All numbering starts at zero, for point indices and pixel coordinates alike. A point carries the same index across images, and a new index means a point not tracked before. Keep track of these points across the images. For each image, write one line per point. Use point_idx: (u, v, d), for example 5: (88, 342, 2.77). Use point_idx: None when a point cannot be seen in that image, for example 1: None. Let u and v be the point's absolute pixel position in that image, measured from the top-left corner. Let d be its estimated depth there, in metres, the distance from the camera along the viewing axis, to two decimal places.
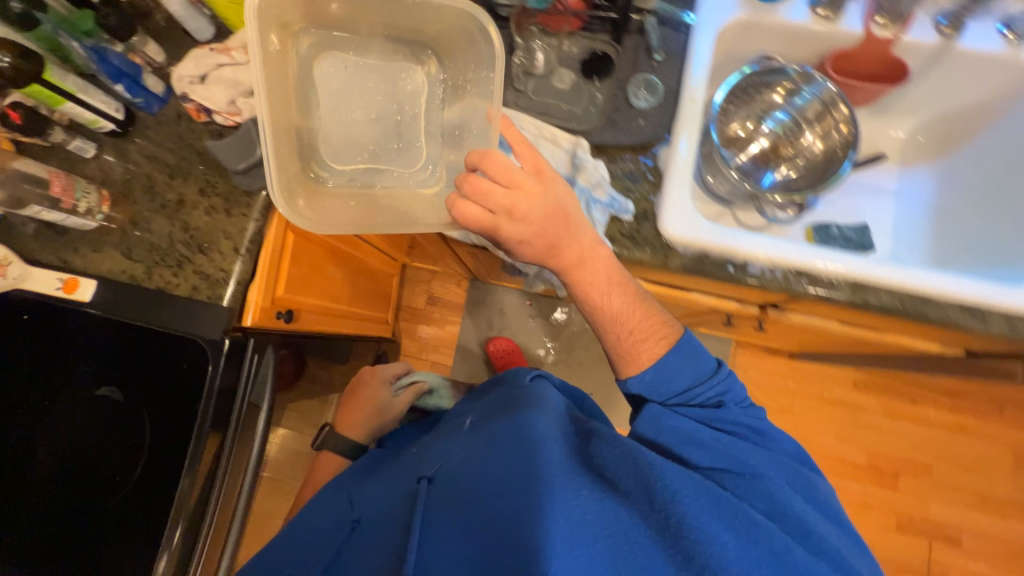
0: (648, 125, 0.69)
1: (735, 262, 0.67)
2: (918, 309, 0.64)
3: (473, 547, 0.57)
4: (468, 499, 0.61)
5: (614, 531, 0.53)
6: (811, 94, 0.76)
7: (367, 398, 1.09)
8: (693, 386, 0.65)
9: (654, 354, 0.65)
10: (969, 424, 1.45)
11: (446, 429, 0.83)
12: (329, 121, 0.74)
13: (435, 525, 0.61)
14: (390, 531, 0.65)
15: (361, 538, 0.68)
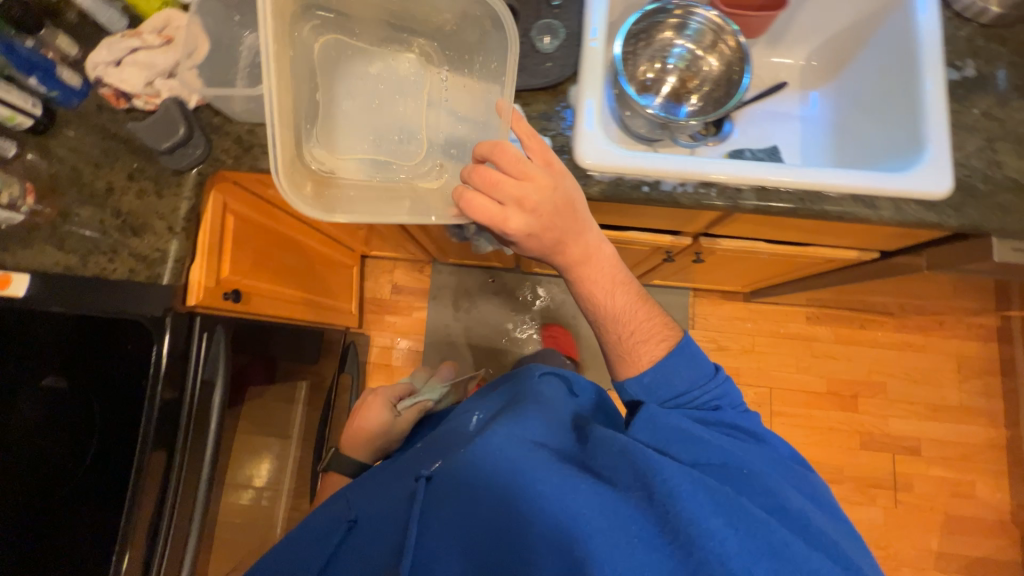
0: (556, 66, 0.74)
1: (648, 183, 0.71)
2: (813, 202, 0.70)
3: (477, 548, 0.59)
4: (466, 501, 0.62)
5: (611, 526, 0.55)
6: (695, 22, 0.82)
7: (373, 422, 1.06)
8: (690, 390, 0.69)
9: (654, 353, 0.71)
10: (913, 340, 1.55)
11: (450, 432, 0.85)
12: (330, 110, 0.73)
13: (437, 526, 0.62)
14: (391, 539, 0.67)
15: (363, 545, 0.70)
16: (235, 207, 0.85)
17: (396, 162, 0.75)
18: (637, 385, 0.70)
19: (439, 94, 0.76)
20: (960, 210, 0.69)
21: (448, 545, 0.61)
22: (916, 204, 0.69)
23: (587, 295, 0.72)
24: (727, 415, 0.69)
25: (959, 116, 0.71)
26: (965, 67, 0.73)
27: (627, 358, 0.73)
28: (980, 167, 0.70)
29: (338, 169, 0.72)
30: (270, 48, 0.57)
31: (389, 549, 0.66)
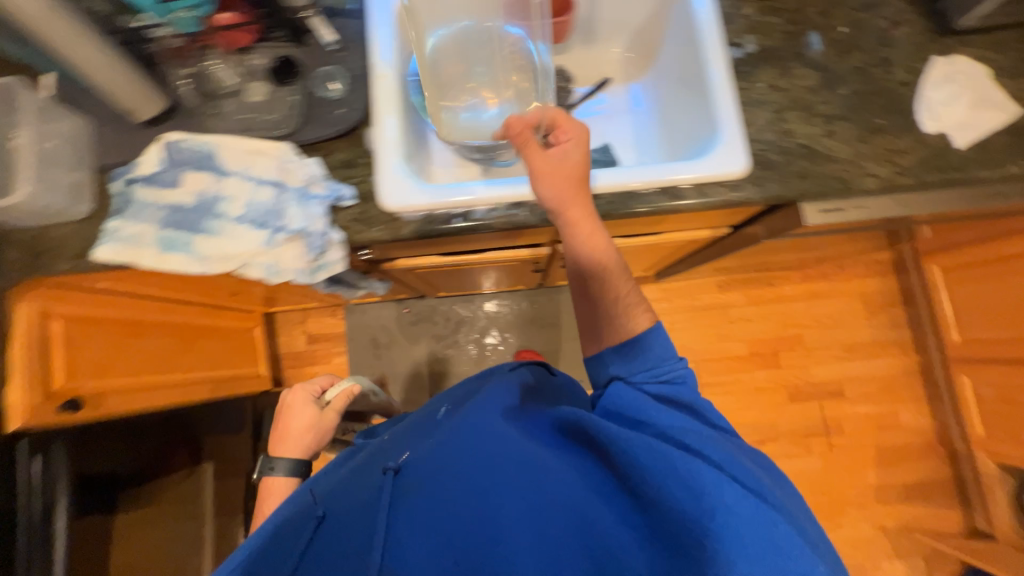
0: (347, 111, 0.73)
1: (458, 214, 0.70)
2: (622, 205, 0.70)
3: (450, 537, 0.51)
4: (450, 483, 0.55)
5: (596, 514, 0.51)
6: (476, 42, 0.86)
7: (304, 414, 0.88)
8: (652, 365, 0.65)
9: (644, 323, 0.67)
10: (819, 288, 1.60)
11: (410, 428, 0.75)
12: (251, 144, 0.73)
13: (407, 516, 0.53)
14: (354, 536, 0.54)
15: (318, 550, 0.54)
16: (62, 312, 0.80)
17: (200, 241, 0.70)
18: (619, 363, 0.66)
19: (241, 160, 0.71)
20: (761, 183, 0.70)
21: (417, 538, 0.51)
22: (719, 186, 0.70)
23: (577, 259, 0.65)
24: (693, 386, 0.66)
25: (746, 93, 0.73)
26: (745, 44, 0.75)
27: (607, 335, 0.68)
28: (772, 138, 0.71)
29: (140, 260, 0.69)
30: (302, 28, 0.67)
31: (353, 544, 0.53)
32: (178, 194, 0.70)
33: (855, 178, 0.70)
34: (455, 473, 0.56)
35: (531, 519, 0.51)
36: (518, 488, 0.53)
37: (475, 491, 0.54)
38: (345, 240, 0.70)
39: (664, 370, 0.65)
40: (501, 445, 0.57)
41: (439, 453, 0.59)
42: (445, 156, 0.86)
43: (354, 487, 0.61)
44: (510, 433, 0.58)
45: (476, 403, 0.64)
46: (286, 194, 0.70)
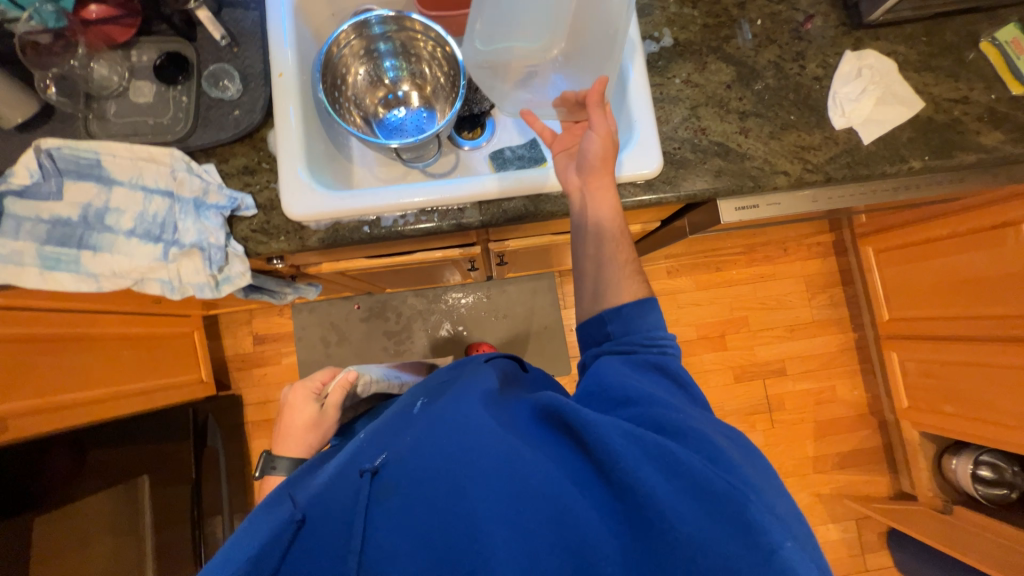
0: (244, 113, 0.68)
1: (369, 221, 0.68)
2: (533, 207, 0.70)
3: (428, 535, 0.46)
4: (428, 478, 0.49)
5: (566, 514, 0.45)
6: (379, 35, 0.76)
7: (305, 410, 0.86)
8: (630, 332, 0.61)
9: (637, 293, 0.63)
10: (765, 270, 1.65)
11: (383, 416, 0.67)
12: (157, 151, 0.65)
13: (384, 519, 0.47)
14: (331, 544, 0.47)
15: (296, 554, 0.48)
16: None
17: (88, 257, 0.65)
18: (617, 322, 0.61)
19: (128, 169, 0.65)
20: (675, 183, 0.70)
21: (396, 540, 0.46)
22: (634, 186, 0.70)
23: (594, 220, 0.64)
24: (678, 357, 0.61)
25: (663, 89, 0.72)
26: (662, 37, 0.74)
27: (607, 299, 0.63)
28: (688, 136, 0.71)
29: (20, 280, 0.63)
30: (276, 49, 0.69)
31: (328, 553, 0.47)
32: (58, 207, 0.64)
33: (767, 176, 0.70)
34: (433, 466, 0.49)
35: (506, 513, 0.45)
36: (496, 478, 0.47)
37: (450, 484, 0.48)
38: (246, 253, 0.67)
39: (648, 340, 0.60)
40: (480, 437, 0.50)
41: (417, 445, 0.52)
42: (367, 156, 0.81)
43: (330, 480, 0.54)
44: (491, 422, 0.52)
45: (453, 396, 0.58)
46: (178, 205, 0.65)
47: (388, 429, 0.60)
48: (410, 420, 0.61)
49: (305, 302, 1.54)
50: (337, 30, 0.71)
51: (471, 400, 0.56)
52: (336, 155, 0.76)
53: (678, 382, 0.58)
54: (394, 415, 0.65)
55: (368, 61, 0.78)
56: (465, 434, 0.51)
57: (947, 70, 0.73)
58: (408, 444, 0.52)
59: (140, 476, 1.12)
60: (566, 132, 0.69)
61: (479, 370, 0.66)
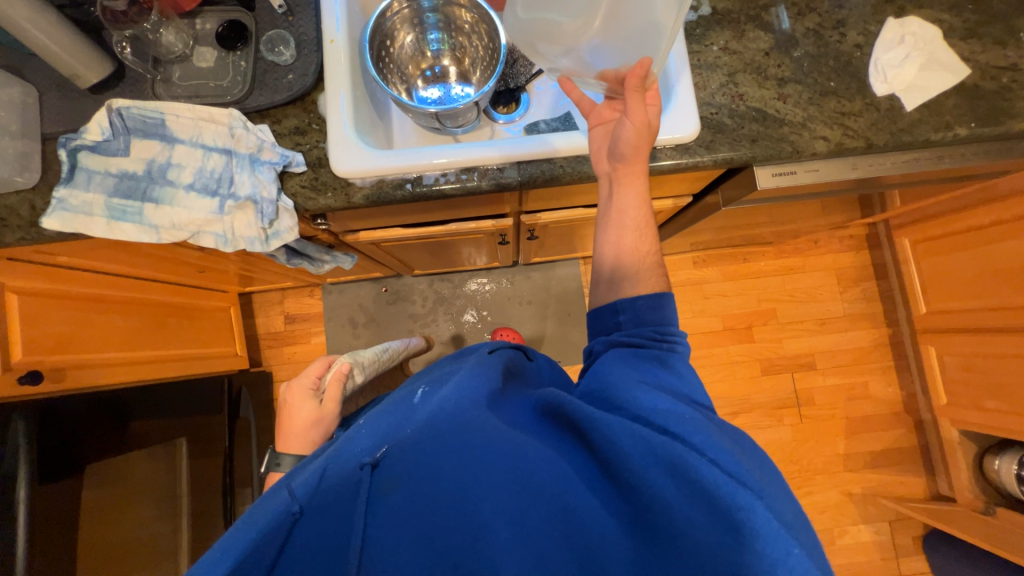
0: (296, 77, 0.72)
1: (411, 179, 0.71)
2: (567, 166, 0.71)
3: (432, 535, 0.44)
4: (431, 474, 0.46)
5: (571, 514, 0.43)
6: (427, 7, 0.79)
7: (305, 407, 0.86)
8: (636, 325, 0.60)
9: (655, 287, 0.62)
10: (794, 263, 1.62)
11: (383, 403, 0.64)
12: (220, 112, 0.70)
13: (386, 517, 0.45)
14: (332, 538, 0.45)
15: (297, 548, 0.46)
16: (17, 287, 0.81)
17: (151, 209, 0.69)
18: (629, 313, 0.60)
19: (190, 128, 0.70)
20: (710, 146, 0.70)
21: (398, 536, 0.44)
22: (669, 150, 0.71)
23: (614, 209, 0.64)
24: (685, 357, 0.59)
25: (700, 56, 0.73)
26: (700, 6, 0.75)
27: (624, 287, 0.63)
28: (725, 102, 0.72)
29: (89, 229, 0.68)
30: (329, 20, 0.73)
31: (329, 548, 0.45)
32: (126, 162, 0.69)
33: (806, 141, 0.70)
34: (438, 461, 0.47)
35: (508, 511, 0.44)
36: (500, 477, 0.45)
37: (453, 482, 0.46)
38: (296, 208, 0.70)
39: (656, 334, 0.59)
40: (486, 433, 0.48)
41: (420, 436, 0.49)
42: (406, 128, 0.84)
43: (325, 464, 0.50)
44: (494, 416, 0.50)
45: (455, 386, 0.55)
46: (235, 161, 0.70)
47: (385, 416, 0.56)
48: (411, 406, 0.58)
49: (335, 283, 1.59)
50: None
51: (473, 393, 0.53)
52: (378, 121, 0.79)
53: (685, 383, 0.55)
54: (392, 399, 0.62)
55: (413, 32, 0.82)
56: (468, 429, 0.48)
57: (995, 37, 0.72)
58: (410, 435, 0.50)
59: (178, 439, 1.11)
60: (604, 105, 0.68)
61: (481, 360, 0.62)
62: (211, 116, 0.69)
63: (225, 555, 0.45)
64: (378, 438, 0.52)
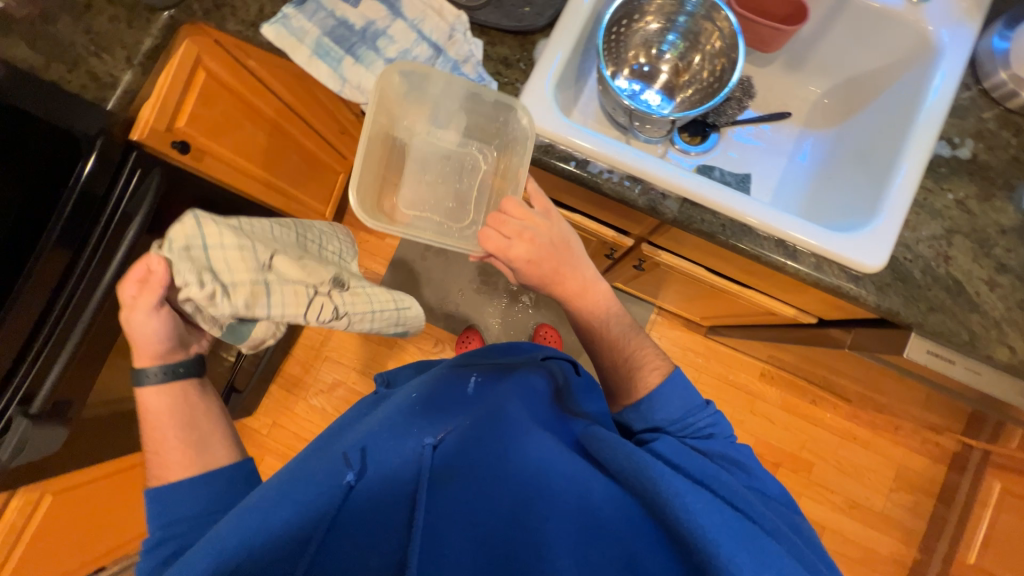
0: (531, 13, 0.72)
1: (577, 158, 0.69)
2: (727, 226, 0.67)
3: (490, 539, 0.47)
4: (492, 478, 0.51)
5: (627, 542, 0.46)
6: (686, 9, 0.76)
7: (136, 316, 0.61)
8: (675, 423, 0.61)
9: (655, 382, 0.64)
10: (860, 432, 1.48)
11: (438, 374, 0.69)
12: (452, 11, 0.71)
13: (445, 508, 0.49)
14: (390, 524, 0.49)
15: (350, 518, 0.50)
16: (207, 65, 0.87)
17: (348, 62, 0.72)
18: (637, 414, 0.63)
19: (417, 11, 0.72)
20: (883, 289, 0.64)
21: (455, 530, 0.48)
22: (838, 269, 0.65)
23: (580, 321, 0.68)
24: (722, 441, 0.60)
25: (929, 196, 0.66)
26: (960, 146, 0.68)
27: (634, 375, 0.66)
28: (926, 255, 0.64)
29: (292, 52, 0.72)
30: None
31: (383, 538, 0.48)
32: (351, 13, 0.73)
33: (986, 339, 0.62)
34: (500, 470, 0.52)
35: (568, 534, 0.47)
36: (562, 499, 0.49)
37: (516, 491, 0.50)
38: None
39: (691, 427, 0.61)
40: (548, 459, 0.52)
41: (479, 441, 0.55)
42: (588, 107, 0.81)
43: (386, 445, 0.56)
44: (550, 436, 0.55)
45: (515, 392, 0.61)
46: (439, 59, 0.71)
47: (443, 397, 0.64)
48: (464, 402, 0.63)
49: None
50: None
51: (533, 410, 0.60)
52: (573, 88, 0.78)
53: (729, 460, 0.58)
54: (445, 381, 0.67)
55: (655, 25, 0.79)
56: (528, 443, 0.53)
57: None
58: (465, 433, 0.56)
59: None
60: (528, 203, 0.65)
61: (531, 377, 0.67)
62: (441, 11, 0.72)
63: (284, 508, 0.49)
64: (436, 426, 0.58)
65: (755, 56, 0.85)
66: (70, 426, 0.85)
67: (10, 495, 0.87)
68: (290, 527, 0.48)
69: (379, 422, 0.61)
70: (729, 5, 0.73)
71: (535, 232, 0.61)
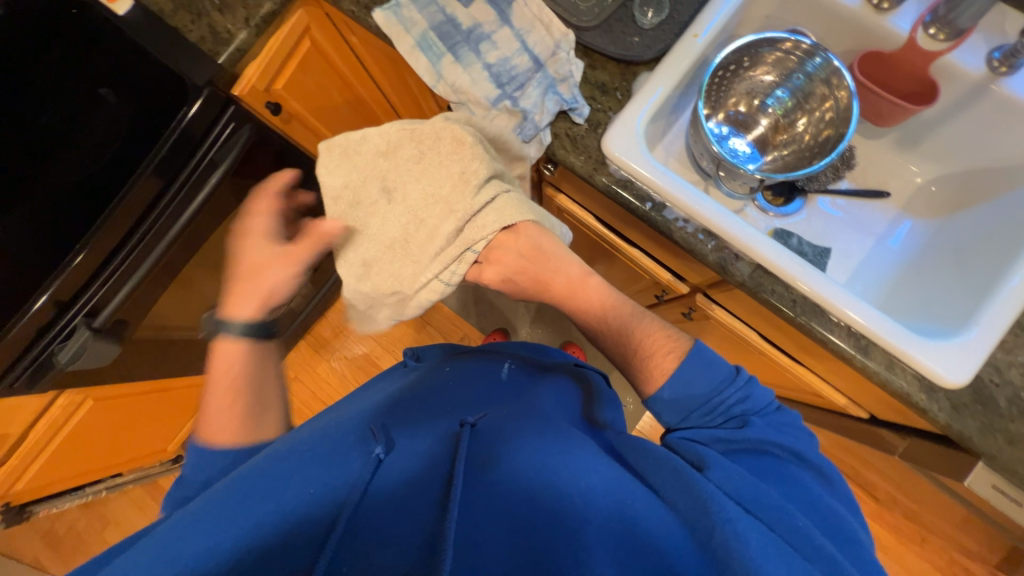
0: (640, 44, 0.70)
1: (655, 201, 0.67)
2: (798, 303, 0.63)
3: (524, 525, 0.47)
4: (531, 468, 0.52)
5: (658, 534, 0.45)
6: (804, 68, 0.72)
7: (275, 279, 0.67)
8: (696, 411, 0.59)
9: (670, 368, 0.61)
10: (881, 535, 1.38)
11: (473, 367, 0.75)
12: (558, 29, 0.71)
13: (481, 485, 0.50)
14: (423, 498, 0.50)
15: (380, 486, 0.52)
16: (313, 34, 0.90)
17: (448, 60, 0.73)
18: (667, 405, 0.60)
19: (526, 21, 0.72)
20: (958, 408, 0.59)
21: (489, 516, 0.47)
22: (911, 375, 0.60)
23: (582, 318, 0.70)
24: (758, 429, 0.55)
25: None
26: None
27: (640, 361, 0.63)
28: (1017, 383, 0.59)
29: (397, 40, 0.73)
30: (715, 15, 0.68)
31: (414, 508, 0.49)
32: (461, 12, 0.73)
33: None
34: (536, 464, 0.53)
35: (608, 526, 0.46)
36: (604, 510, 0.47)
37: (553, 482, 0.50)
38: (547, 147, 0.70)
39: (714, 410, 0.58)
40: (589, 460, 0.53)
41: (515, 428, 0.59)
42: (673, 146, 0.79)
43: (416, 429, 0.61)
44: (589, 443, 0.58)
45: (554, 399, 0.67)
46: (538, 74, 0.71)
47: (484, 390, 0.69)
48: (502, 396, 0.68)
49: None
50: (776, 36, 0.69)
51: (566, 416, 0.64)
52: (663, 123, 0.76)
53: (764, 452, 0.53)
54: (484, 372, 0.74)
55: (764, 79, 0.76)
56: (565, 445, 0.56)
57: None
58: (503, 424, 0.60)
59: None
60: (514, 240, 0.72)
61: (559, 379, 0.74)
62: (551, 25, 0.71)
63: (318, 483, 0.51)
64: (474, 414, 0.62)
65: (865, 125, 0.79)
66: (122, 345, 0.91)
67: (57, 394, 0.93)
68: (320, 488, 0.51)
69: (412, 410, 0.65)
70: (852, 73, 0.68)
71: (502, 250, 0.67)
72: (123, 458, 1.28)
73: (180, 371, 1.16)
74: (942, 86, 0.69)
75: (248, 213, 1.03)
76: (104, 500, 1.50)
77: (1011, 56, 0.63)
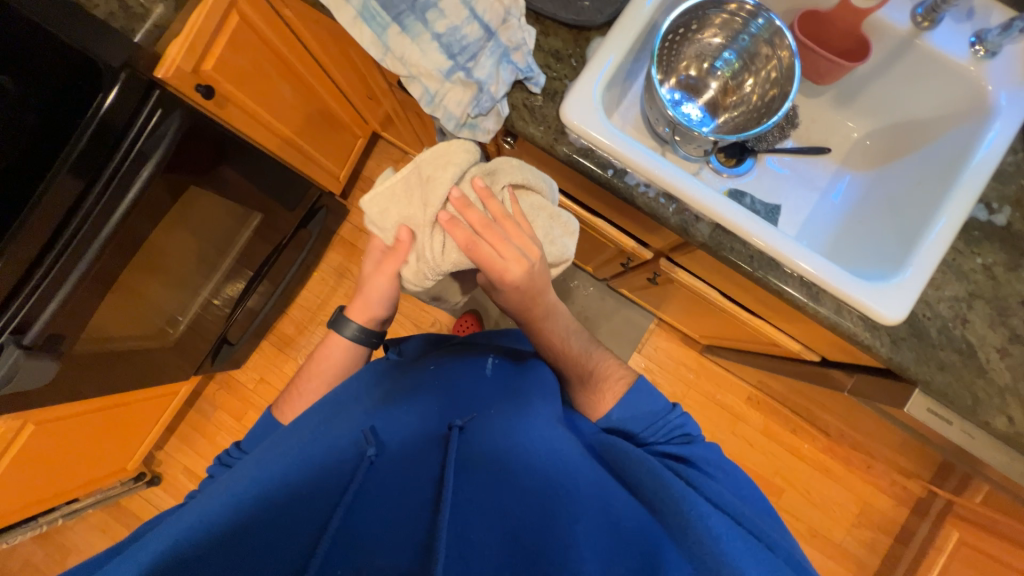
0: (592, 8, 0.69)
1: (616, 166, 0.68)
2: (755, 259, 0.67)
3: (514, 524, 0.48)
4: (519, 470, 0.54)
5: (635, 528, 0.49)
6: (749, 29, 0.74)
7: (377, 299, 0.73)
8: (647, 429, 0.65)
9: (619, 394, 0.68)
10: (832, 466, 1.52)
11: (455, 359, 0.74)
12: None
13: (467, 488, 0.51)
14: (410, 496, 0.51)
15: (371, 485, 0.53)
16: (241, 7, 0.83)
17: (394, 31, 0.69)
18: None
19: None
20: (897, 342, 0.64)
21: (478, 515, 0.49)
22: (857, 316, 0.65)
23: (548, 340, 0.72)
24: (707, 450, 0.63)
25: (957, 258, 0.67)
26: (996, 212, 0.69)
27: (597, 390, 0.70)
28: (945, 315, 0.65)
29: (338, 11, 0.69)
30: None
31: (400, 511, 0.49)
32: None
33: (988, 406, 0.63)
34: (528, 462, 0.55)
35: (594, 527, 0.48)
36: (587, 506, 0.51)
37: (540, 485, 0.52)
38: (505, 118, 0.69)
39: (662, 430, 0.65)
40: (570, 458, 0.56)
41: (499, 428, 0.59)
42: (629, 113, 0.79)
43: (409, 424, 0.60)
44: (571, 440, 0.60)
45: (540, 387, 0.68)
46: (490, 43, 0.68)
47: (466, 385, 0.68)
48: (484, 391, 0.68)
49: None
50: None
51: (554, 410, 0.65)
52: (619, 88, 0.75)
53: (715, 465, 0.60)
54: (465, 363, 0.73)
55: (711, 42, 0.78)
56: (550, 444, 0.57)
57: None
58: (485, 422, 0.61)
59: (254, 214, 1.14)
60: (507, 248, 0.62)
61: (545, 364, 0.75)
62: None
63: (300, 491, 0.51)
64: (460, 414, 0.62)
65: (807, 84, 0.83)
66: (60, 361, 0.84)
67: None
68: (302, 500, 0.50)
69: (400, 402, 0.64)
70: (793, 32, 0.71)
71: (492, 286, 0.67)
72: (77, 483, 1.19)
73: (133, 382, 1.09)
74: (873, 41, 0.73)
75: (189, 215, 0.95)
76: (62, 528, 1.41)
77: (932, 12, 0.68)
